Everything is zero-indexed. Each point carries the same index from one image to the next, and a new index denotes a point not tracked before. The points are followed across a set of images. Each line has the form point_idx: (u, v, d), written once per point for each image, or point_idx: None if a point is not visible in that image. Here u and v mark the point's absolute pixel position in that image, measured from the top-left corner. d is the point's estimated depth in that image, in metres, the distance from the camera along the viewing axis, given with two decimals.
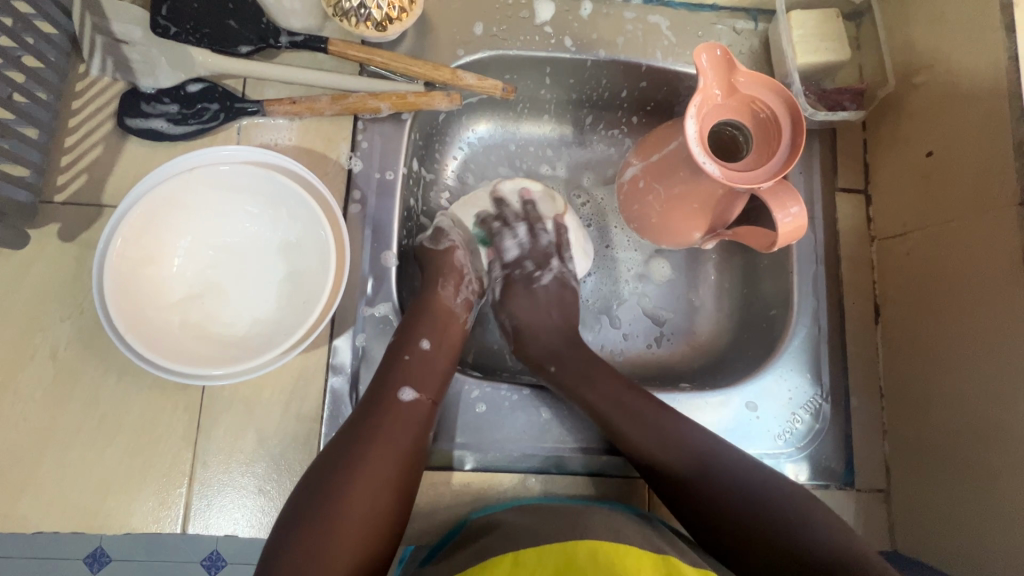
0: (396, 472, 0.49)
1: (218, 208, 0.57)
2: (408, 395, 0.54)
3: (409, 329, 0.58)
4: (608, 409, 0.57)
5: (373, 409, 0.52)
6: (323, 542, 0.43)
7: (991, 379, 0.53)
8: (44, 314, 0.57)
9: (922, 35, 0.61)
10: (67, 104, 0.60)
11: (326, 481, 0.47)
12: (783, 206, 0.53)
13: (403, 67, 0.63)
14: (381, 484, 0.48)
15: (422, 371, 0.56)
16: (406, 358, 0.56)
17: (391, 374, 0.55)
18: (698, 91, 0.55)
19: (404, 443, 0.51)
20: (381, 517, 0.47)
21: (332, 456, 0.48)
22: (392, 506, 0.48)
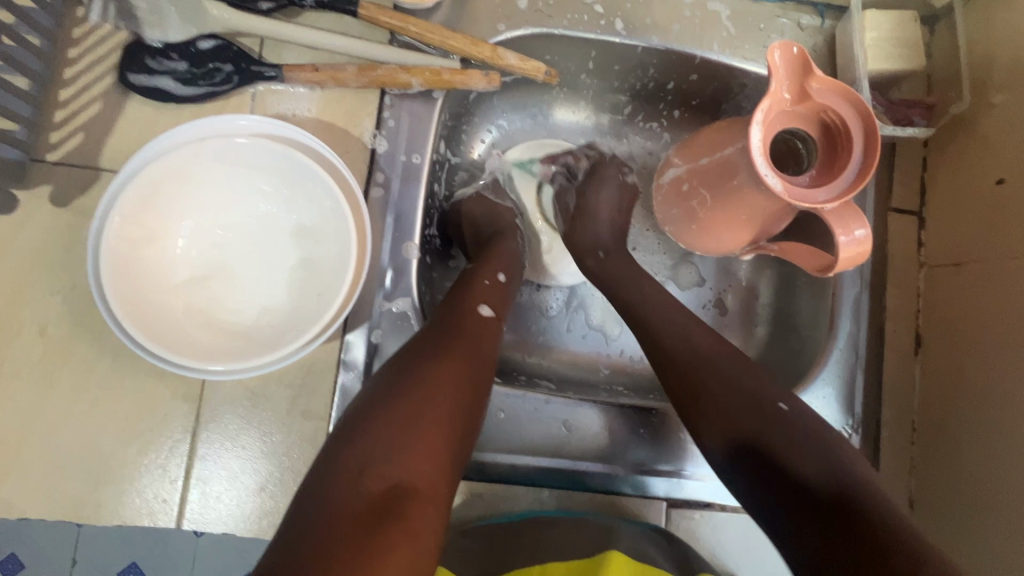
0: (472, 372, 0.46)
1: (228, 185, 0.51)
2: (485, 311, 0.52)
3: (484, 261, 0.57)
4: (662, 329, 0.53)
5: (451, 318, 0.49)
6: (403, 431, 0.40)
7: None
8: (32, 287, 0.52)
9: (1006, 51, 0.56)
10: (63, 52, 0.54)
11: (406, 374, 0.44)
12: (847, 227, 0.49)
13: (439, 40, 0.57)
14: (462, 386, 0.44)
15: (496, 294, 0.55)
16: (485, 282, 0.55)
17: (468, 292, 0.53)
18: (767, 95, 0.50)
19: (482, 354, 0.48)
20: (462, 419, 0.43)
21: (410, 356, 0.46)
22: (472, 403, 0.45)
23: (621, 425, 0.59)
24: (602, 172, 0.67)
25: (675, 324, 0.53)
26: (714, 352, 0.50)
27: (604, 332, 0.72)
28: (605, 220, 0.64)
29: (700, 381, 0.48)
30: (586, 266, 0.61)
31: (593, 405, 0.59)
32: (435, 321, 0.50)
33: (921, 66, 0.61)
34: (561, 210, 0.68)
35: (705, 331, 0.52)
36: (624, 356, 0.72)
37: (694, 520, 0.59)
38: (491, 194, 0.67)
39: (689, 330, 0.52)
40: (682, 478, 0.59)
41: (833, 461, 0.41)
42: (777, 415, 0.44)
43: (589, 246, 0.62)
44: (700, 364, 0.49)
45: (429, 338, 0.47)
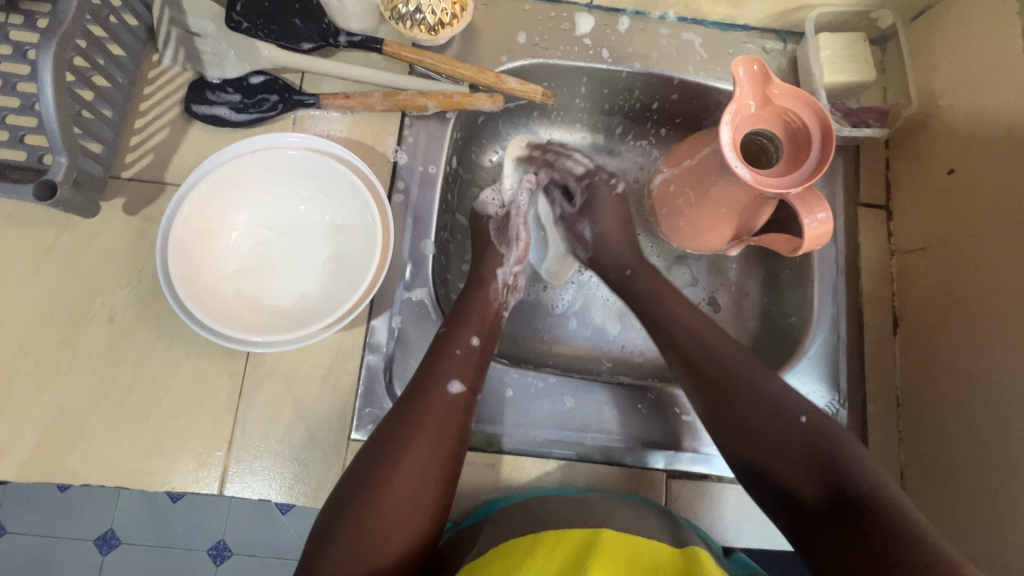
0: (436, 462, 0.51)
1: (275, 188, 0.60)
2: (454, 387, 0.55)
3: (459, 324, 0.60)
4: (682, 335, 0.60)
5: (420, 400, 0.53)
6: (365, 551, 0.46)
7: (1004, 409, 0.55)
8: (104, 281, 0.61)
9: (945, 61, 0.65)
10: (140, 89, 0.65)
11: (377, 461, 0.50)
12: (810, 211, 0.56)
13: (450, 69, 0.67)
14: (423, 482, 0.50)
15: (467, 364, 0.58)
16: (455, 352, 0.57)
17: (438, 366, 0.56)
18: (733, 100, 0.58)
19: (450, 433, 0.53)
20: (423, 496, 0.50)
21: (375, 448, 0.51)
22: (433, 492, 0.50)
23: (623, 405, 0.64)
24: (597, 196, 0.72)
25: (704, 337, 0.59)
26: (731, 358, 0.57)
27: (604, 328, 0.78)
28: (614, 225, 0.71)
29: (726, 390, 0.55)
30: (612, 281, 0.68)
31: (596, 386, 0.65)
32: (402, 401, 0.54)
33: (873, 78, 0.69)
34: (574, 238, 0.73)
35: (723, 337, 0.59)
36: (624, 350, 0.78)
37: (691, 490, 0.63)
38: (495, 232, 0.71)
39: (719, 346, 0.58)
40: (679, 451, 0.64)
41: (845, 457, 0.49)
42: (789, 422, 0.52)
43: (614, 263, 0.68)
44: (715, 373, 0.56)
45: (397, 422, 0.52)
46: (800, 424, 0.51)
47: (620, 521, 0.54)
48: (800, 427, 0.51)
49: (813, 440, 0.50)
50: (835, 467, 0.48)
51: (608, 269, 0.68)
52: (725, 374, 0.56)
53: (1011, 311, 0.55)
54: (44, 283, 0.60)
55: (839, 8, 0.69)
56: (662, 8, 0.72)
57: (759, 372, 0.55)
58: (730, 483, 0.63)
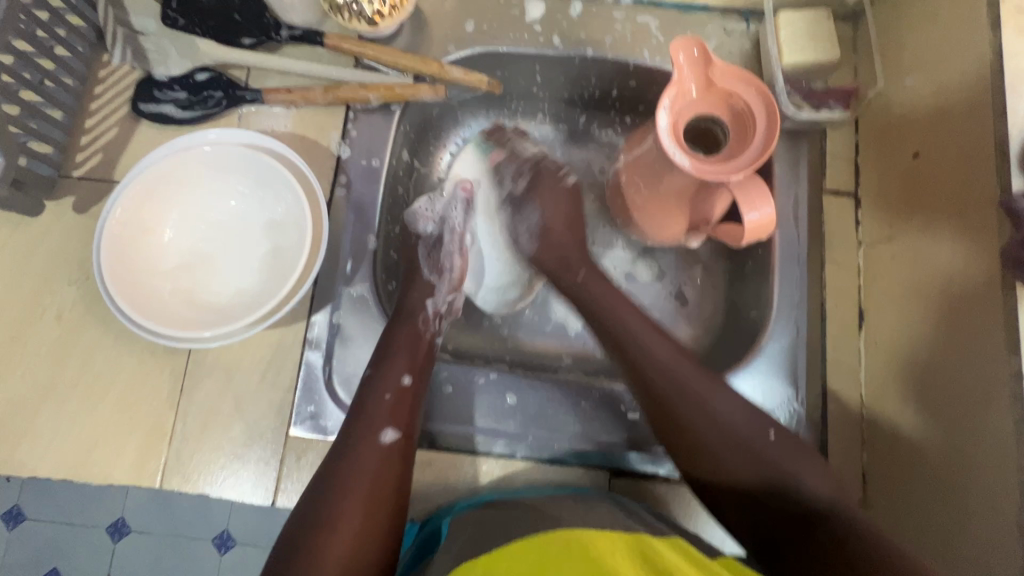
0: (372, 519, 0.48)
1: (212, 186, 0.61)
2: (386, 435, 0.53)
3: (385, 365, 0.57)
4: (632, 342, 0.56)
5: (350, 455, 0.51)
6: None
7: (967, 412, 0.51)
8: (53, 279, 0.62)
9: (911, 36, 0.60)
10: (89, 89, 0.66)
11: (314, 520, 0.47)
12: (750, 202, 0.54)
13: (393, 60, 0.66)
14: (357, 547, 0.47)
15: (399, 407, 0.55)
16: (385, 397, 0.55)
17: (369, 416, 0.54)
18: (672, 85, 0.56)
19: (384, 486, 0.50)
20: (370, 549, 0.47)
21: (304, 515, 0.48)
22: (372, 554, 0.47)
23: (568, 404, 0.63)
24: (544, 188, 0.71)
25: (650, 346, 0.56)
26: (676, 367, 0.54)
27: (566, 323, 0.76)
28: (559, 214, 0.69)
29: (671, 408, 0.53)
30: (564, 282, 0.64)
31: (539, 384, 0.63)
32: (333, 459, 0.51)
33: (838, 57, 0.65)
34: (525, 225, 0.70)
35: (664, 339, 0.56)
36: (587, 345, 0.75)
37: (637, 489, 0.62)
38: (427, 254, 0.69)
39: (673, 365, 0.55)
40: (625, 451, 0.62)
41: (796, 468, 0.49)
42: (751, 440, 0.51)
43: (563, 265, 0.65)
44: (664, 392, 0.53)
45: (325, 484, 0.49)
46: (768, 448, 0.50)
47: (568, 507, 0.53)
48: (765, 450, 0.50)
49: (780, 464, 0.49)
50: (799, 487, 0.48)
51: (561, 272, 0.65)
52: (680, 391, 0.53)
53: (969, 297, 0.52)
54: None
55: None
56: None
57: (702, 382, 0.53)
58: (679, 483, 0.62)
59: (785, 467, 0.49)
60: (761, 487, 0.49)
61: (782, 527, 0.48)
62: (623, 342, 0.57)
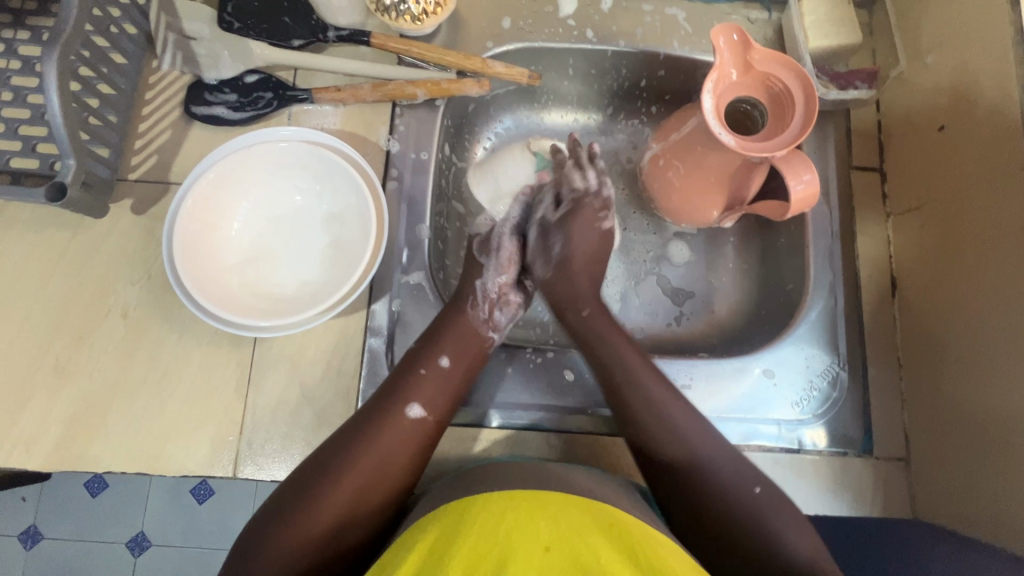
0: (377, 480, 0.53)
1: (272, 182, 0.63)
2: (414, 411, 0.57)
3: (431, 344, 0.61)
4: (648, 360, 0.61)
5: (377, 421, 0.55)
6: (286, 555, 0.48)
7: (1005, 363, 0.55)
8: (116, 278, 0.64)
9: (930, 18, 0.64)
10: (141, 94, 0.68)
11: (330, 465, 0.53)
12: (796, 174, 0.57)
13: (437, 57, 0.68)
14: (358, 498, 0.52)
15: (432, 387, 0.59)
16: (420, 373, 0.59)
17: (401, 389, 0.58)
18: (714, 69, 0.59)
19: (398, 456, 0.55)
20: (369, 502, 0.53)
21: (321, 459, 0.54)
22: (368, 508, 0.52)
23: None
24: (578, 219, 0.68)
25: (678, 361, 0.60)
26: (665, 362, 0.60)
27: (604, 307, 0.79)
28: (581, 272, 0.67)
29: (673, 407, 0.58)
30: (568, 319, 0.66)
31: None
32: (361, 417, 0.56)
33: (860, 40, 0.69)
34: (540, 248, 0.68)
35: (685, 349, 0.61)
36: (625, 327, 0.78)
37: None
38: (478, 244, 0.68)
39: (684, 364, 0.60)
40: None
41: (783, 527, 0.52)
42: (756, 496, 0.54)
43: (569, 301, 0.66)
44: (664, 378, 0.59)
45: (348, 439, 0.55)
46: (744, 491, 0.54)
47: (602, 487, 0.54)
48: (752, 503, 0.53)
49: (762, 514, 0.53)
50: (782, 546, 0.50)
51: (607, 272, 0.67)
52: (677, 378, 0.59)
53: (1004, 256, 0.55)
54: (60, 282, 0.63)
55: None
56: None
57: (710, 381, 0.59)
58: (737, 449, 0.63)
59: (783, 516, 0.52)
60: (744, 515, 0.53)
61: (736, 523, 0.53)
62: (655, 349, 0.61)
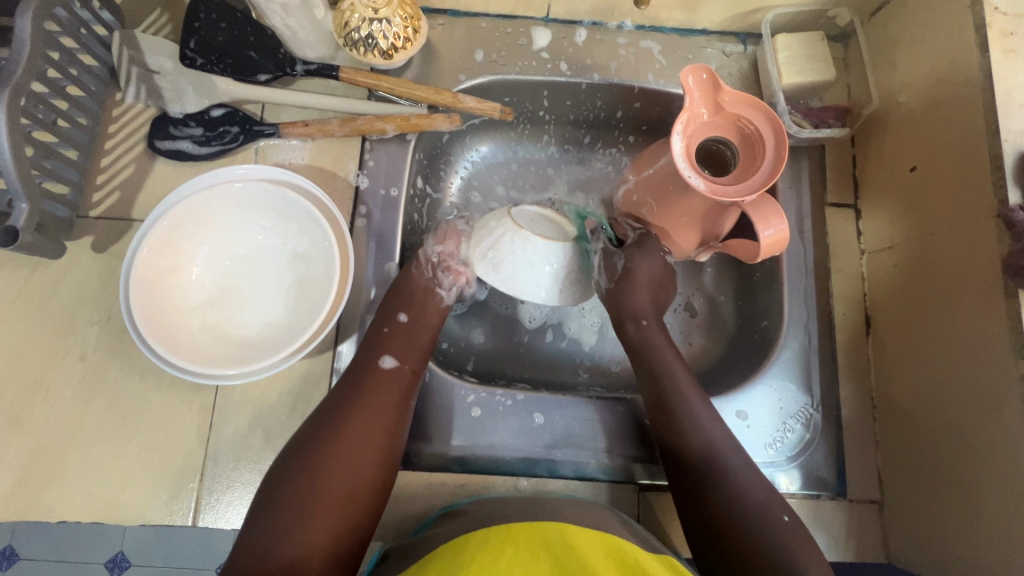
0: (377, 429, 0.54)
1: (235, 222, 0.62)
2: (388, 362, 0.58)
3: (387, 304, 0.62)
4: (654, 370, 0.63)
5: (359, 377, 0.56)
6: (303, 505, 0.48)
7: (974, 412, 0.55)
8: (74, 320, 0.62)
9: (902, 57, 0.64)
10: (104, 128, 0.66)
11: (324, 426, 0.53)
12: (765, 220, 0.56)
13: (408, 92, 0.67)
14: (366, 448, 0.52)
15: (400, 342, 0.60)
16: (383, 330, 0.60)
17: (371, 346, 0.59)
18: (685, 110, 0.58)
19: (388, 404, 0.56)
20: (377, 448, 0.53)
21: (317, 421, 0.53)
22: (379, 458, 0.53)
23: (595, 419, 0.64)
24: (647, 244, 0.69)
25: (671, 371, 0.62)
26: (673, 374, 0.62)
27: (580, 338, 0.78)
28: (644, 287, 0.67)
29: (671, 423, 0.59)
30: (627, 330, 0.67)
31: (566, 402, 0.65)
32: (342, 380, 0.57)
33: (833, 76, 0.68)
34: (606, 270, 0.69)
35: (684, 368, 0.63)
36: (601, 360, 0.77)
37: (665, 501, 0.63)
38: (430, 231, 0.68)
39: (679, 375, 0.62)
40: (652, 463, 0.64)
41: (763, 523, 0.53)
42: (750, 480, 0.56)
43: (631, 313, 0.67)
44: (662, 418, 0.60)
45: (336, 396, 0.55)
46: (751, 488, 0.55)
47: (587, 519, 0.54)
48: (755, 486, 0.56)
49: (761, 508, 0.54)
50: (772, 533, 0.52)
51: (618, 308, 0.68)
52: (649, 349, 0.65)
53: (974, 304, 0.55)
54: (16, 324, 0.61)
55: (794, 9, 0.69)
56: (618, 17, 0.72)
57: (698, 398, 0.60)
58: None
59: (767, 513, 0.54)
60: (737, 516, 0.53)
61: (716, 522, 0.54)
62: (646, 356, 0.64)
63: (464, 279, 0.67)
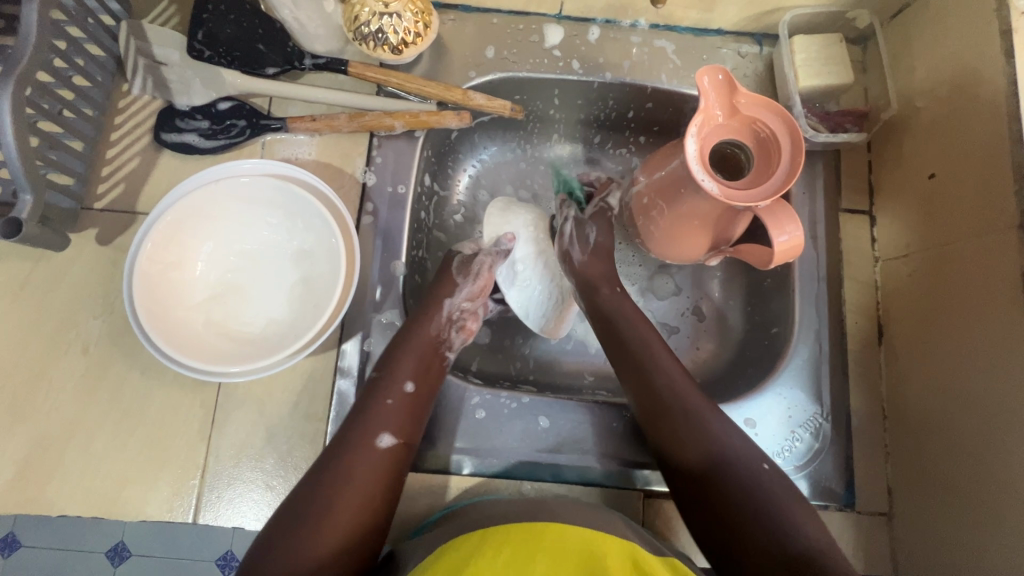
0: (357, 518, 0.50)
1: (241, 218, 0.61)
2: (385, 441, 0.55)
3: (393, 369, 0.58)
4: (647, 368, 0.59)
5: (348, 455, 0.53)
6: None
7: (988, 426, 0.53)
8: (77, 313, 0.61)
9: (923, 61, 0.63)
10: (109, 120, 0.65)
11: (304, 511, 0.49)
12: (779, 225, 0.55)
13: (417, 88, 0.66)
14: (343, 540, 0.49)
15: (399, 415, 0.56)
16: (387, 403, 0.56)
17: (369, 417, 0.56)
18: (699, 112, 0.57)
19: (374, 492, 0.52)
20: (353, 540, 0.50)
21: (298, 503, 0.50)
22: (354, 553, 0.49)
23: (600, 424, 0.63)
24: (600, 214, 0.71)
25: (666, 371, 0.59)
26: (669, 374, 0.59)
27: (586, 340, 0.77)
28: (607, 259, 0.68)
29: (666, 421, 0.57)
30: (601, 296, 0.65)
31: (571, 405, 0.64)
32: (332, 453, 0.53)
33: (851, 80, 0.67)
34: (564, 254, 0.69)
35: (678, 367, 0.60)
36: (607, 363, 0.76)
37: (671, 509, 0.62)
38: (457, 264, 0.67)
39: (670, 372, 0.59)
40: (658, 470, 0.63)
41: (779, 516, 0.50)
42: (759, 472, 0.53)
43: (600, 281, 0.66)
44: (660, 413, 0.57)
45: (324, 471, 0.52)
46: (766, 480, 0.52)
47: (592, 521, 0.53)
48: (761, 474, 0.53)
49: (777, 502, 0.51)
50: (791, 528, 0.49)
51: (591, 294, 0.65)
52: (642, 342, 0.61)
53: (992, 314, 0.53)
54: (20, 316, 0.61)
55: (813, 10, 0.67)
56: (632, 16, 0.71)
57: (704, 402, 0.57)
58: None
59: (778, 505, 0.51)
60: (749, 508, 0.50)
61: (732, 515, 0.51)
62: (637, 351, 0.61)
63: (473, 337, 0.66)
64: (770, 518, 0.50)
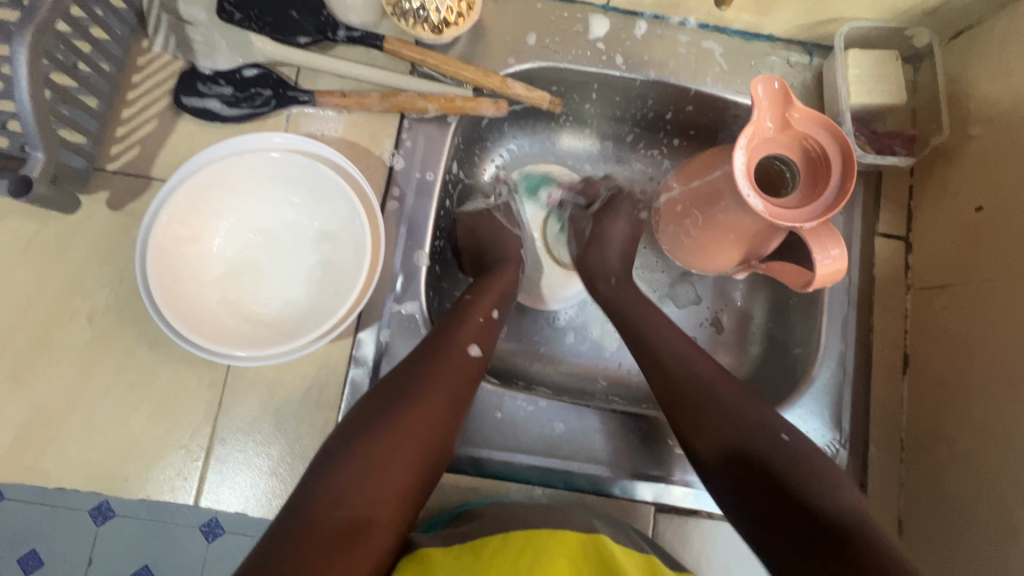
0: (449, 409, 0.50)
1: (263, 194, 0.58)
2: (473, 350, 0.55)
3: (478, 295, 0.60)
4: (665, 352, 0.57)
5: (440, 350, 0.53)
6: (374, 466, 0.45)
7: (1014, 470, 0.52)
8: (84, 280, 0.59)
9: (980, 88, 0.60)
10: (127, 77, 0.62)
11: (402, 389, 0.49)
12: (824, 247, 0.53)
13: (454, 71, 0.63)
14: (439, 420, 0.49)
15: (486, 333, 0.57)
16: (479, 319, 0.57)
17: (459, 326, 0.55)
18: (750, 123, 0.54)
19: (462, 391, 0.52)
20: (445, 426, 0.49)
21: (395, 386, 0.50)
22: (444, 440, 0.49)
23: (614, 433, 0.62)
24: (617, 207, 0.70)
25: (681, 356, 0.56)
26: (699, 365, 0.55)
27: (601, 344, 0.75)
28: (615, 250, 0.68)
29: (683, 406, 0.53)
30: (597, 288, 0.66)
31: (587, 411, 0.63)
32: (423, 348, 0.53)
33: (903, 101, 0.65)
34: (575, 234, 0.72)
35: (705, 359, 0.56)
36: (621, 369, 0.75)
37: (680, 524, 0.61)
38: (504, 218, 0.71)
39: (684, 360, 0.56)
40: (670, 484, 0.62)
41: (822, 485, 0.45)
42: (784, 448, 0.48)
43: (601, 272, 0.66)
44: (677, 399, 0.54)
45: (421, 361, 0.52)
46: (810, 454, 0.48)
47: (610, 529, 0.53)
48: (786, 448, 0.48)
49: (817, 473, 0.46)
50: (834, 504, 0.44)
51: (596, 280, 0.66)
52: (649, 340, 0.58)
53: None
54: (23, 280, 0.58)
55: (871, 24, 0.65)
56: (683, 14, 0.68)
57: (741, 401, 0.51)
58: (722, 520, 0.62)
59: (824, 475, 0.46)
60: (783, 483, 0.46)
61: (772, 492, 0.46)
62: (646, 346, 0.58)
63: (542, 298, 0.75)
64: (817, 484, 0.45)
